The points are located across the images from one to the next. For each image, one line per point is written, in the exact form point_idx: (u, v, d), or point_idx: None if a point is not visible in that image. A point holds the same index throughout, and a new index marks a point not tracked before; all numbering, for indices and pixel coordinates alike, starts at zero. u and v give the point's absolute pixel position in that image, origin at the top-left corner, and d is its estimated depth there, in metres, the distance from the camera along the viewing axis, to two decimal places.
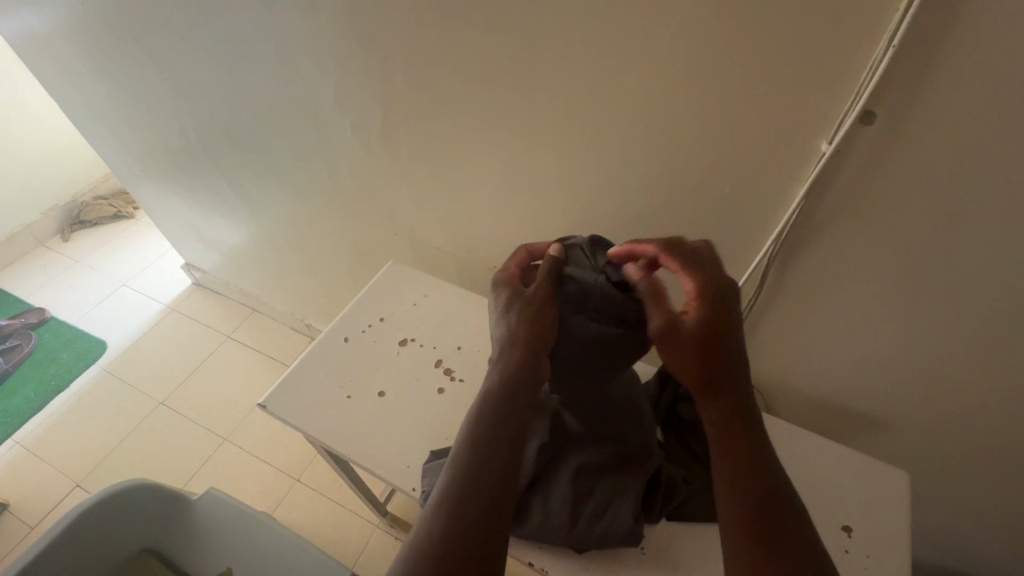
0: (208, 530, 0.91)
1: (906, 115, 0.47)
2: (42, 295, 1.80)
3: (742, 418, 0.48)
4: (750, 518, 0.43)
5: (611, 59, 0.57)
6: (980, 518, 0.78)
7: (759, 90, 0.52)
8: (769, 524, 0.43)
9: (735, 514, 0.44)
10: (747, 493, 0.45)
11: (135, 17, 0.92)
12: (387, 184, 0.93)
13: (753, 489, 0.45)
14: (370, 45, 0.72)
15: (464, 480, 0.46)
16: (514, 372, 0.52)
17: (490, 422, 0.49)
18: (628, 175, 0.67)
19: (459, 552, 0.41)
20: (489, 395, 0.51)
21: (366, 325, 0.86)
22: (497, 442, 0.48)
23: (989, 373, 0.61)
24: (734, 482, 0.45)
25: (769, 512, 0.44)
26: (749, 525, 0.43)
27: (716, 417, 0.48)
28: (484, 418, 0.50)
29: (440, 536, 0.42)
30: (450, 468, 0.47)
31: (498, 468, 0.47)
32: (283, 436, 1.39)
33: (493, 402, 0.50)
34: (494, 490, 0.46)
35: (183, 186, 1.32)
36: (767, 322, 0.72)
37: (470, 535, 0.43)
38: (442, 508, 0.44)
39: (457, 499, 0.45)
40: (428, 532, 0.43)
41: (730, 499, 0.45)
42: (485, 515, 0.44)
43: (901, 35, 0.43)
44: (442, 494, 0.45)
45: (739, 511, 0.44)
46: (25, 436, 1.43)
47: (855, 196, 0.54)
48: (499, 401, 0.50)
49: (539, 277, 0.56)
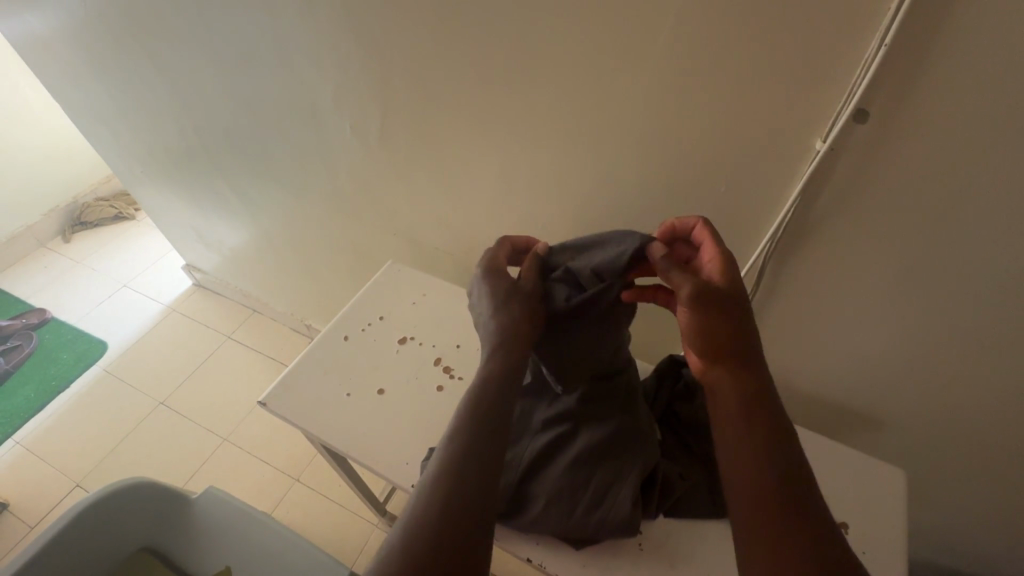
0: (207, 530, 0.91)
1: (898, 113, 0.47)
2: (43, 296, 1.81)
3: (756, 391, 0.49)
4: (761, 495, 0.44)
5: (607, 58, 0.57)
6: (976, 517, 0.78)
7: (753, 88, 0.52)
8: (780, 497, 0.44)
9: (745, 493, 0.45)
10: (760, 469, 0.45)
11: (136, 18, 0.93)
12: (386, 183, 0.94)
13: (775, 450, 0.46)
14: (369, 45, 0.73)
15: (455, 466, 0.46)
16: (499, 362, 0.54)
17: (477, 408, 0.51)
18: (624, 176, 0.68)
19: (447, 536, 0.42)
20: (476, 389, 0.52)
21: (366, 324, 0.87)
22: (485, 427, 0.49)
23: (985, 371, 0.61)
24: (746, 457, 0.46)
25: (780, 485, 0.45)
26: (761, 501, 0.44)
27: (732, 389, 0.49)
28: (475, 406, 0.51)
29: (429, 519, 0.43)
30: (440, 452, 0.48)
31: (489, 453, 0.48)
32: (282, 436, 1.39)
33: (480, 388, 0.52)
34: (485, 471, 0.47)
35: (184, 187, 1.33)
36: (765, 321, 0.72)
37: (457, 518, 0.43)
38: (432, 491, 0.45)
39: (444, 489, 0.45)
40: (414, 515, 0.44)
41: (743, 476, 0.46)
42: (477, 496, 0.45)
43: (892, 35, 0.43)
44: (432, 479, 0.46)
45: (750, 488, 0.45)
46: (26, 436, 1.43)
47: (848, 194, 0.55)
48: (487, 388, 0.52)
49: (528, 271, 0.59)
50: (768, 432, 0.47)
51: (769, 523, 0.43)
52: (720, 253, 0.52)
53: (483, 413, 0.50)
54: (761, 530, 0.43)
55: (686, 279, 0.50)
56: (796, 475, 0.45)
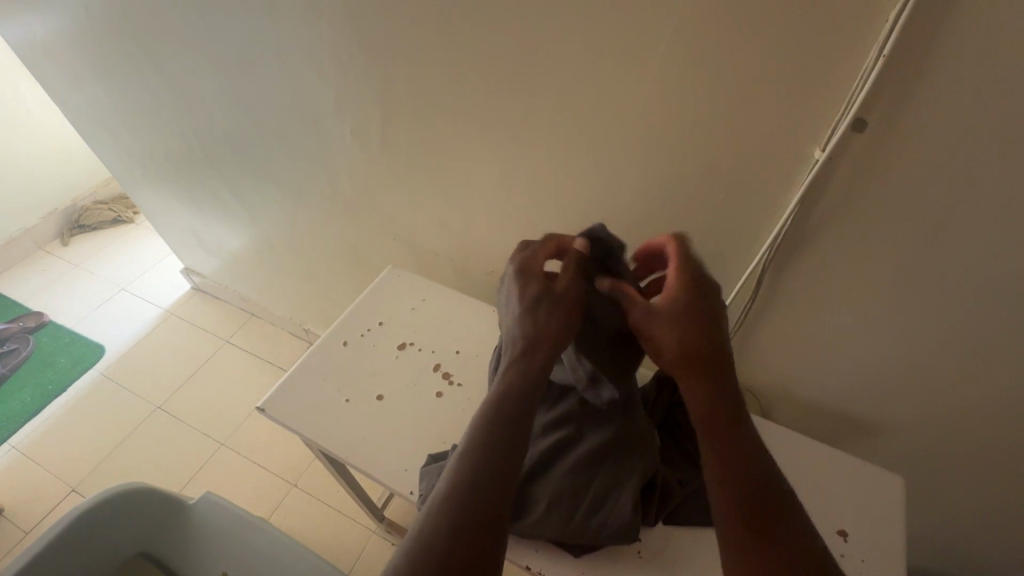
0: (203, 537, 0.90)
1: (896, 123, 0.48)
2: (41, 299, 1.80)
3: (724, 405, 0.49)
4: (735, 507, 0.44)
5: (608, 66, 0.58)
6: (976, 525, 0.78)
7: (753, 97, 0.52)
8: (754, 510, 0.44)
9: (721, 509, 0.44)
10: (733, 482, 0.45)
11: (138, 23, 0.93)
12: (386, 189, 0.94)
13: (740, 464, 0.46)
14: (371, 51, 0.73)
15: (469, 473, 0.46)
16: (528, 366, 0.53)
17: (499, 414, 0.50)
18: (624, 182, 0.68)
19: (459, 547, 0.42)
20: (500, 393, 0.52)
21: (365, 329, 0.87)
22: (506, 431, 0.49)
23: (984, 379, 0.61)
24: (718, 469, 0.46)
25: (756, 499, 0.44)
26: (737, 513, 0.44)
27: (698, 405, 0.49)
28: (496, 410, 0.50)
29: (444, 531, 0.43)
30: (453, 461, 0.48)
31: (502, 458, 0.47)
32: (280, 442, 1.39)
33: (504, 393, 0.52)
34: (503, 477, 0.47)
35: (183, 191, 1.33)
36: (764, 328, 0.72)
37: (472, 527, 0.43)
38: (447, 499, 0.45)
39: (458, 497, 0.45)
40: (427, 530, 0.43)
41: (718, 490, 0.45)
42: (491, 502, 0.45)
43: (890, 46, 0.44)
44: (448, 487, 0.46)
45: (725, 503, 0.44)
46: (21, 441, 1.42)
47: (847, 203, 0.55)
48: (511, 393, 0.51)
49: (568, 273, 0.58)
50: (741, 446, 0.47)
51: (743, 536, 0.42)
52: (674, 274, 0.54)
53: (507, 419, 0.50)
54: (737, 542, 0.43)
55: (636, 306, 0.54)
56: (772, 490, 0.45)
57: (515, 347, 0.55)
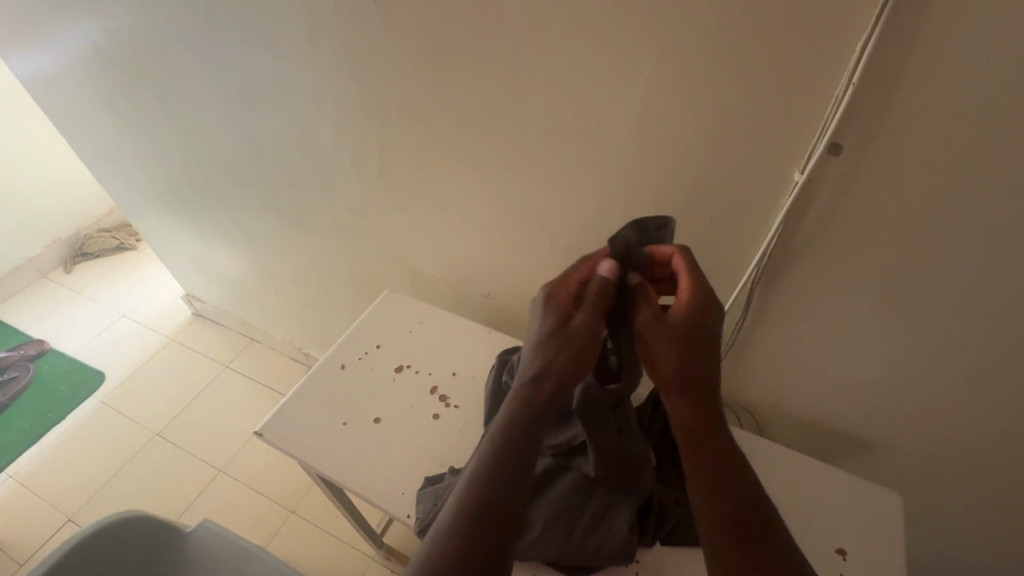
0: (196, 568, 0.89)
1: (869, 146, 0.50)
2: (42, 327, 1.81)
3: (709, 420, 0.50)
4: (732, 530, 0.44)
5: (596, 96, 0.60)
6: (981, 544, 0.77)
7: (733, 122, 0.55)
8: (746, 532, 0.44)
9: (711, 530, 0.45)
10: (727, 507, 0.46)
11: (145, 58, 0.96)
12: (383, 215, 0.95)
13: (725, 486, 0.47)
14: (369, 84, 0.76)
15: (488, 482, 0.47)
16: (544, 390, 0.51)
17: (506, 432, 0.49)
18: (614, 206, 0.70)
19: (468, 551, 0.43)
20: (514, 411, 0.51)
21: (363, 352, 0.88)
22: (516, 448, 0.48)
23: (974, 394, 0.62)
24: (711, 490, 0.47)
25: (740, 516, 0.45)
26: (721, 534, 0.44)
27: (683, 416, 0.50)
28: (506, 426, 0.50)
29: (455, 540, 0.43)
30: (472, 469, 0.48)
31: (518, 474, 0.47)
32: (278, 468, 1.38)
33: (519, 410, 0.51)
34: (513, 484, 0.47)
35: (185, 220, 1.35)
36: (755, 348, 0.73)
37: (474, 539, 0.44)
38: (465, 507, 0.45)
39: (475, 498, 0.46)
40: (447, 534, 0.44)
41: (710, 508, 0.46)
42: (494, 512, 0.45)
43: (859, 73, 0.46)
44: (464, 495, 0.46)
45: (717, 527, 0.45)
46: (19, 470, 1.41)
47: (828, 224, 0.57)
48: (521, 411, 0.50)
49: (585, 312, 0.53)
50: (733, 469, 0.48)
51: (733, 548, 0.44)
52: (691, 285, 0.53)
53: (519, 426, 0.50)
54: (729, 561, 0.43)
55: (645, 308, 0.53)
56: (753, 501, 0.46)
57: (531, 367, 0.53)
